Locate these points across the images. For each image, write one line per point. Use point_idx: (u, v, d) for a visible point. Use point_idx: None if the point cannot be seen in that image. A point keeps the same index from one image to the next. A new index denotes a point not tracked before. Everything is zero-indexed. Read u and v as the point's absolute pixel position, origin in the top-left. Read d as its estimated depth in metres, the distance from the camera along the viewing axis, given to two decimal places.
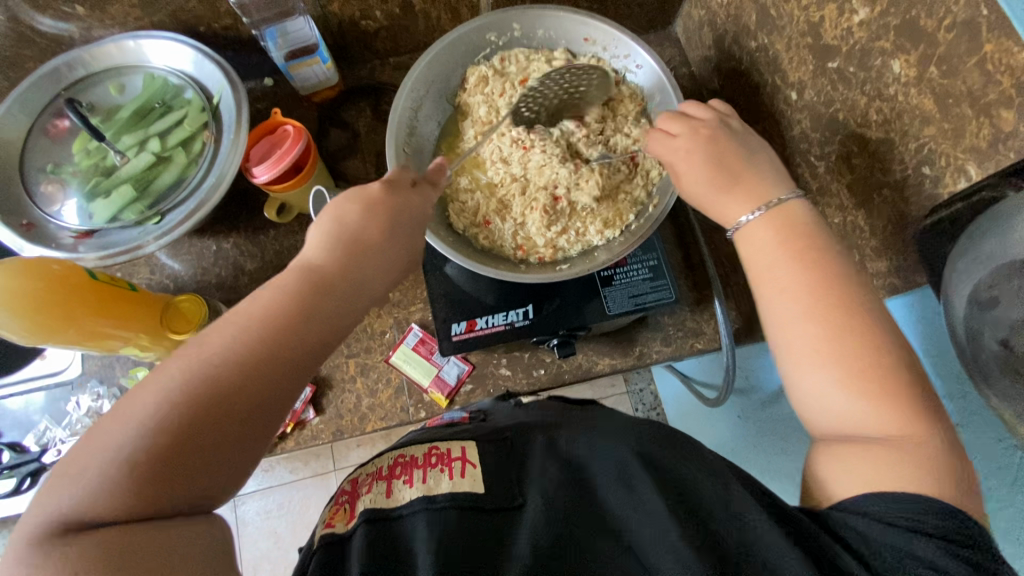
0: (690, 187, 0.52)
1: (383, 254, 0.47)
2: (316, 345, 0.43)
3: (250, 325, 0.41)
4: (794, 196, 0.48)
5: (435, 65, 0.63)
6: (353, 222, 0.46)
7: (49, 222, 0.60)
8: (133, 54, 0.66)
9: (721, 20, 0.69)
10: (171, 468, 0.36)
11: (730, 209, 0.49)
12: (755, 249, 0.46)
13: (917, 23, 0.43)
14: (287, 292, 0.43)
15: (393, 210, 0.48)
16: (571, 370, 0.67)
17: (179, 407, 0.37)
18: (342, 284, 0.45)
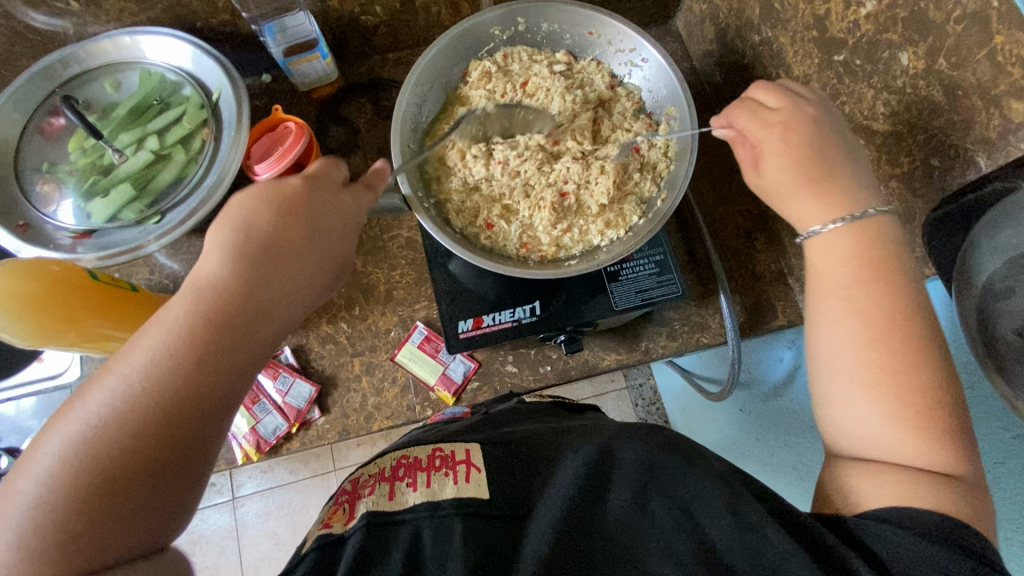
0: (771, 177, 0.48)
1: (300, 260, 0.45)
2: (234, 363, 0.41)
3: (150, 357, 0.39)
4: (881, 213, 0.44)
5: (438, 60, 0.63)
6: (265, 228, 0.44)
7: (46, 222, 0.59)
8: (129, 50, 0.65)
9: (723, 13, 0.68)
10: (97, 504, 0.35)
11: (807, 214, 0.46)
12: (833, 262, 0.44)
13: (925, 15, 0.43)
14: (190, 310, 0.40)
15: (311, 211, 0.46)
16: (578, 366, 0.67)
17: (90, 446, 0.36)
18: (257, 295, 0.42)
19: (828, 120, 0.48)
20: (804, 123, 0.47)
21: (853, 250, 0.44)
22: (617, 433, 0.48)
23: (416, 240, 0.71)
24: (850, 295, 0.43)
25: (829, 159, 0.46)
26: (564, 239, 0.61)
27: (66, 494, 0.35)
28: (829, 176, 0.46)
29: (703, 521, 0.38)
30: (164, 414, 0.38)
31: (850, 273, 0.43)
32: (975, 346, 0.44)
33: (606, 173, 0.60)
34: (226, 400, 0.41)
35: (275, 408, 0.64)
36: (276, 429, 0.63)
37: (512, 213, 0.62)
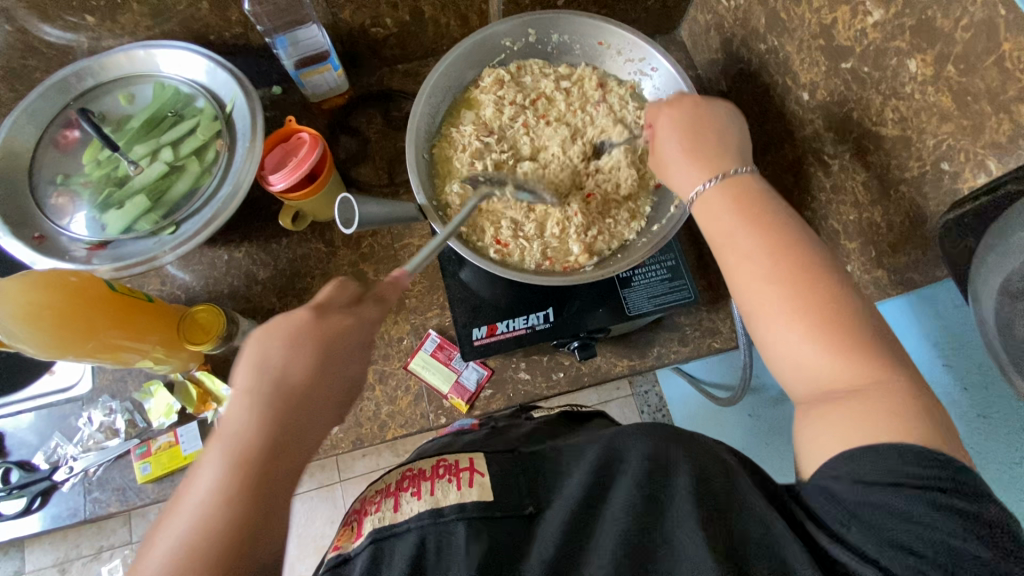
0: (665, 144, 0.52)
1: (323, 389, 0.43)
2: (271, 500, 0.39)
3: (187, 524, 0.37)
4: (748, 171, 0.48)
5: (452, 70, 0.63)
6: (280, 367, 0.42)
7: (61, 233, 0.59)
8: (143, 64, 0.66)
9: (728, 23, 0.70)
10: None
11: (692, 179, 0.49)
12: (715, 219, 0.47)
13: (932, 23, 0.44)
14: (223, 468, 0.38)
15: (324, 340, 0.43)
16: (590, 372, 0.67)
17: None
18: (281, 433, 0.40)
19: (709, 107, 0.52)
20: (677, 108, 0.53)
21: (736, 209, 0.46)
22: (617, 433, 0.47)
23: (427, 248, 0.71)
24: (760, 250, 0.43)
25: (704, 135, 0.50)
26: (591, 247, 0.60)
27: None
28: (705, 142, 0.50)
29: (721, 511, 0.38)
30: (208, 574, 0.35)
31: (733, 232, 0.45)
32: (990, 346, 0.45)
33: (623, 178, 0.61)
34: (268, 556, 0.38)
35: None
36: None
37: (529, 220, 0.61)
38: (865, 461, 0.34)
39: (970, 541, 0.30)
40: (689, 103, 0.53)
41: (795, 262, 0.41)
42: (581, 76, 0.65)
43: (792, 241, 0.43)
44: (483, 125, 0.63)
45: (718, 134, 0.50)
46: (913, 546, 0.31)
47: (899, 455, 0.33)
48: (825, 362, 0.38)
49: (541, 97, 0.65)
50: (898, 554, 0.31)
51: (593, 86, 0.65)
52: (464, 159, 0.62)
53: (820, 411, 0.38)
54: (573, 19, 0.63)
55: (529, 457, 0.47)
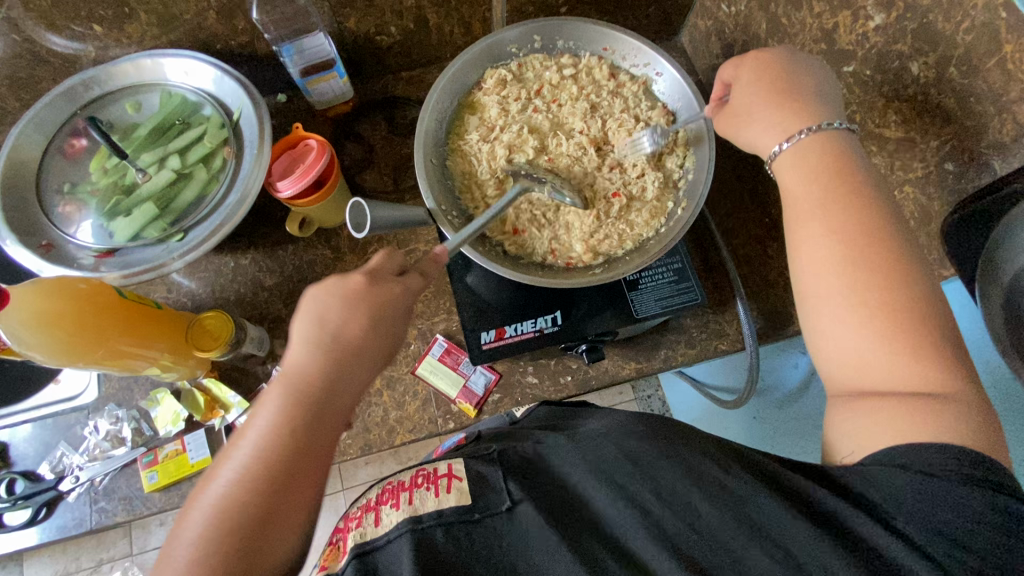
0: (744, 98, 0.50)
1: (376, 339, 0.44)
2: (317, 437, 0.41)
3: (248, 452, 0.39)
4: (848, 128, 0.47)
5: (458, 76, 0.64)
6: (337, 318, 0.43)
7: (68, 241, 0.59)
8: (149, 72, 0.66)
9: (729, 29, 0.70)
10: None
11: (769, 139, 0.49)
12: (802, 176, 0.46)
13: (934, 27, 0.45)
14: (280, 403, 0.41)
15: (388, 296, 0.44)
16: (598, 375, 0.68)
17: (206, 543, 0.36)
18: (331, 377, 0.42)
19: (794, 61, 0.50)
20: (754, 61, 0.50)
21: (819, 170, 0.45)
22: (601, 433, 0.46)
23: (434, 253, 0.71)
24: (845, 219, 0.42)
25: (800, 85, 0.48)
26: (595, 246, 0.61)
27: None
28: (790, 97, 0.48)
29: (695, 503, 0.38)
30: (258, 499, 0.38)
31: (822, 197, 0.44)
32: (1000, 343, 0.45)
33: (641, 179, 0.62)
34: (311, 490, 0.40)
35: None
36: None
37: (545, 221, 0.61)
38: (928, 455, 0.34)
39: (1005, 520, 0.32)
40: (777, 54, 0.50)
41: (875, 251, 0.40)
42: (584, 77, 0.66)
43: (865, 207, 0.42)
44: (489, 128, 0.64)
45: (804, 90, 0.48)
46: (967, 541, 0.32)
47: (940, 452, 0.34)
48: (882, 351, 0.38)
49: (546, 101, 0.65)
50: (945, 546, 0.32)
51: (599, 87, 0.65)
52: (485, 166, 0.63)
53: (850, 402, 0.40)
54: (578, 23, 0.63)
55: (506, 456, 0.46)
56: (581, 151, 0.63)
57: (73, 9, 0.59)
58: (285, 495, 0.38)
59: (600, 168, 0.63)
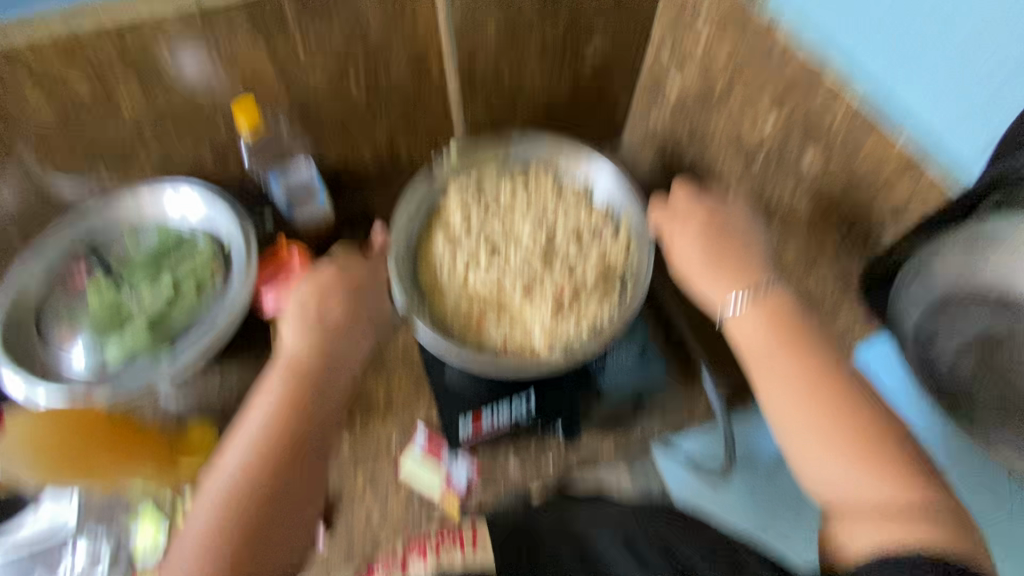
0: (684, 259, 0.61)
1: (354, 329, 0.60)
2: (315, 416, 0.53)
3: (270, 421, 0.51)
4: (777, 280, 0.56)
5: (424, 192, 0.72)
6: (319, 316, 0.59)
7: (62, 365, 0.63)
8: (148, 204, 0.73)
9: (659, 134, 0.82)
10: (245, 542, 0.47)
11: (718, 295, 0.57)
12: (746, 334, 0.54)
13: (815, 126, 0.54)
14: (282, 383, 0.54)
15: (363, 288, 0.64)
16: (578, 457, 0.69)
17: (246, 483, 0.48)
18: (321, 358, 0.56)
19: (724, 219, 0.61)
20: (697, 222, 0.61)
21: (764, 322, 0.54)
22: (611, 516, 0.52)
23: (411, 350, 0.76)
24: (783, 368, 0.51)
25: (731, 248, 0.58)
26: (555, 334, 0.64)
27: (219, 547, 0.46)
28: (729, 257, 0.58)
29: None
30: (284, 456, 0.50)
31: (771, 339, 0.53)
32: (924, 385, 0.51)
33: (587, 268, 0.68)
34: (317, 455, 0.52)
35: None
36: None
37: (504, 314, 0.66)
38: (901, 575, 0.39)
39: None
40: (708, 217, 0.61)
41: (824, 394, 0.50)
42: (534, 183, 0.74)
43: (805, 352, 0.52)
44: (454, 236, 0.71)
45: (739, 251, 0.58)
46: None
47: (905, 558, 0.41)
48: (843, 475, 0.47)
49: (502, 204, 0.73)
50: None
51: (548, 189, 0.74)
52: (446, 271, 0.68)
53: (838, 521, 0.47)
54: (529, 144, 0.75)
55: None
56: (537, 245, 0.70)
57: (84, 159, 0.68)
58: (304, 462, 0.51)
59: (558, 262, 0.69)
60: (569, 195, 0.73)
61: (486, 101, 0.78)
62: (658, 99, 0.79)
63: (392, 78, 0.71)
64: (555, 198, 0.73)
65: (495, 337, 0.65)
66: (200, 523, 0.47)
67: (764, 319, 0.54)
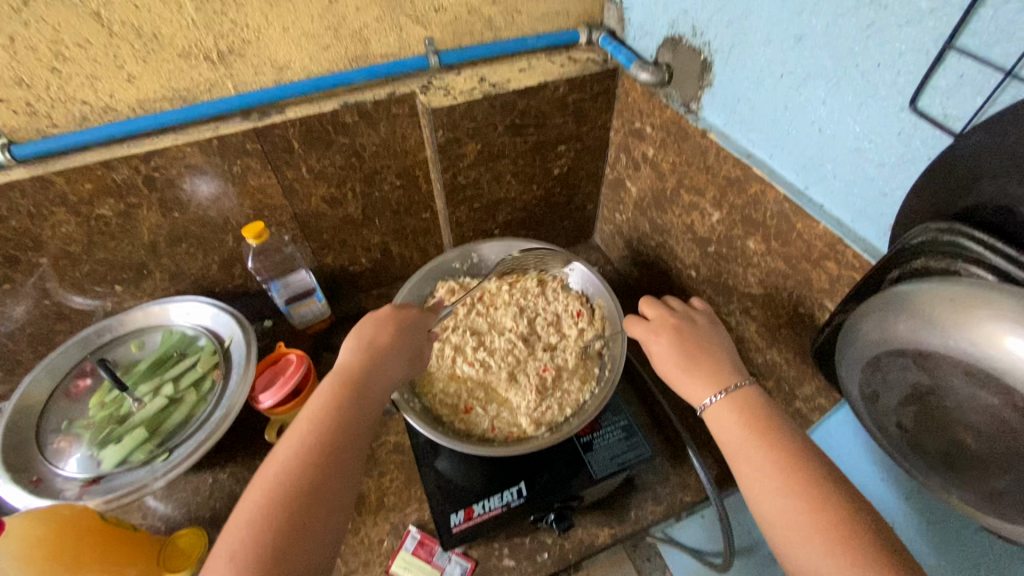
0: (660, 360, 0.59)
1: (401, 349, 0.61)
2: (360, 425, 0.53)
3: (318, 421, 0.51)
4: (748, 382, 0.54)
5: (414, 290, 0.78)
6: (371, 334, 0.60)
7: (56, 474, 0.63)
8: (156, 316, 0.79)
9: (626, 230, 0.91)
10: (294, 521, 0.45)
11: (698, 391, 0.55)
12: (724, 426, 0.51)
13: (752, 218, 0.62)
14: (331, 388, 0.54)
15: (413, 313, 0.65)
16: (573, 547, 0.68)
17: (296, 472, 0.47)
18: (371, 371, 0.57)
19: (691, 327, 0.60)
20: (668, 332, 0.60)
21: (744, 422, 0.51)
22: None
23: (403, 443, 0.77)
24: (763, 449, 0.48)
25: (704, 352, 0.57)
26: (541, 419, 0.67)
27: (269, 521, 0.44)
28: (703, 360, 0.56)
29: None
30: (332, 453, 0.49)
31: (748, 440, 0.49)
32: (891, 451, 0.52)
33: (566, 353, 0.73)
34: (360, 459, 0.51)
35: None
36: None
37: (492, 401, 0.70)
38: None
39: None
40: (670, 314, 0.63)
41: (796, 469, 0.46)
42: (517, 278, 0.81)
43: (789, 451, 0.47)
44: (442, 329, 0.76)
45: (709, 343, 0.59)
46: None
47: None
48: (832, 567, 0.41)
49: (486, 299, 0.79)
50: None
51: (526, 284, 0.80)
52: (436, 361, 0.73)
53: None
54: (506, 244, 0.82)
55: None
56: (518, 334, 0.75)
57: (103, 275, 0.74)
58: (349, 459, 0.50)
59: (540, 349, 0.73)
60: (544, 288, 0.80)
61: (467, 203, 0.85)
62: (622, 198, 0.88)
63: (384, 192, 0.81)
64: (533, 291, 0.80)
65: (482, 425, 0.68)
66: (250, 503, 0.46)
67: (739, 408, 0.52)
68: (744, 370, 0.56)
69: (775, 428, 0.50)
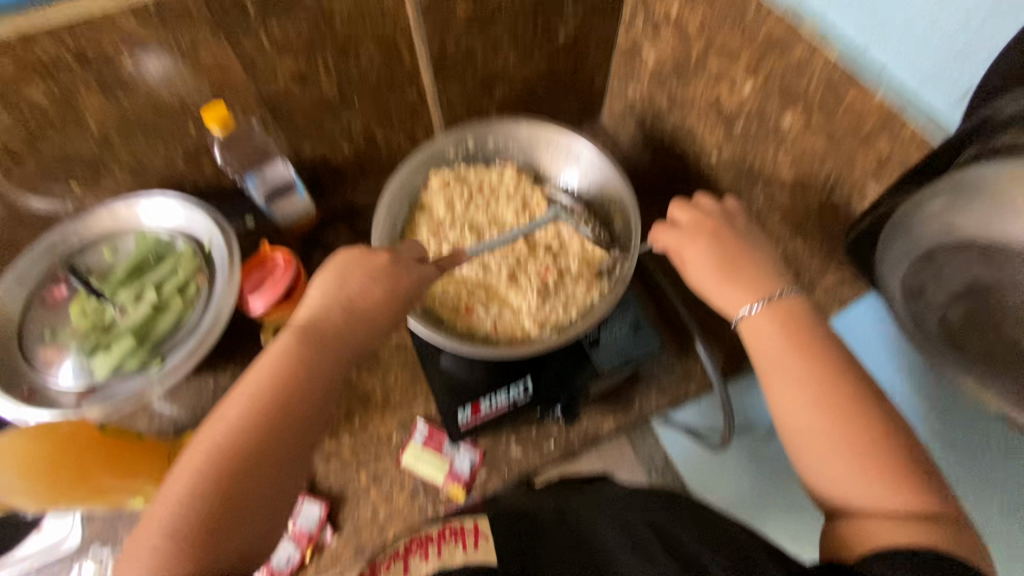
0: (695, 273, 0.55)
1: (381, 305, 0.52)
2: (316, 392, 0.47)
3: (267, 380, 0.46)
4: (791, 291, 0.51)
5: (406, 182, 0.71)
6: (350, 284, 0.52)
7: (49, 386, 0.62)
8: (126, 218, 0.72)
9: (639, 107, 0.80)
10: (227, 494, 0.42)
11: (734, 302, 0.52)
12: (760, 338, 0.49)
13: (793, 88, 0.53)
14: (288, 346, 0.48)
15: (402, 258, 0.55)
16: (579, 436, 0.69)
17: (234, 438, 0.43)
18: (337, 331, 0.50)
19: (731, 231, 0.55)
20: (707, 236, 0.55)
21: (787, 334, 0.48)
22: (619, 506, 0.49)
23: (405, 342, 0.75)
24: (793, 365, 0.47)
25: (739, 257, 0.53)
26: (544, 319, 0.65)
27: (203, 490, 0.42)
28: (737, 265, 0.53)
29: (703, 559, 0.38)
30: (278, 421, 0.45)
31: (789, 353, 0.47)
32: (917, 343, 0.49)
33: (570, 250, 0.69)
34: (313, 429, 0.47)
35: (287, 536, 0.63)
36: (289, 559, 0.63)
37: (492, 301, 0.67)
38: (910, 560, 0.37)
39: None
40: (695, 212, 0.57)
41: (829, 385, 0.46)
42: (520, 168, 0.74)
43: (830, 369, 0.46)
44: (438, 227, 0.71)
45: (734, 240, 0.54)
46: None
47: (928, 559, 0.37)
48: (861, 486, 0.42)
49: (485, 192, 0.73)
50: None
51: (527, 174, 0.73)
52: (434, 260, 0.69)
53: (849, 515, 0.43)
54: (507, 127, 0.72)
55: (523, 521, 0.46)
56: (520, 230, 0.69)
57: (53, 173, 0.66)
58: (297, 430, 0.45)
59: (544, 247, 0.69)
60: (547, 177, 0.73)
61: (458, 77, 0.75)
62: (636, 68, 0.77)
63: (363, 68, 0.69)
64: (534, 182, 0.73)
65: (484, 325, 0.65)
66: (187, 467, 0.43)
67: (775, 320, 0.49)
68: (784, 275, 0.53)
69: (812, 341, 0.48)
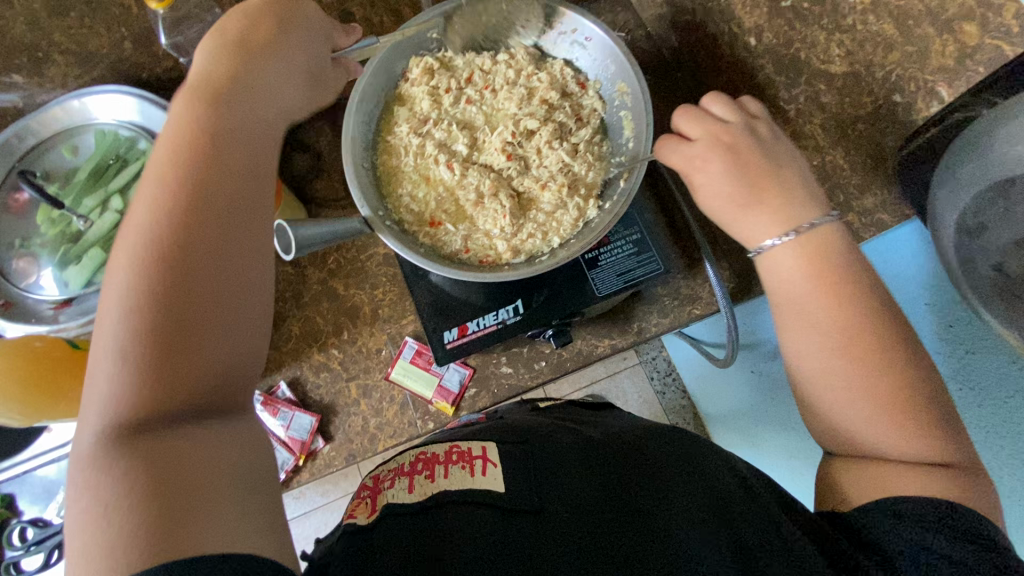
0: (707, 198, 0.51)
1: (279, 73, 0.47)
2: (243, 182, 0.43)
3: (180, 170, 0.40)
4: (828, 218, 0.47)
5: (380, 69, 0.60)
6: (230, 50, 0.46)
7: (25, 296, 0.60)
8: (80, 113, 0.64)
9: None
10: (189, 286, 0.38)
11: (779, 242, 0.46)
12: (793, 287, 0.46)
13: None
14: (181, 130, 0.42)
15: (288, 15, 0.49)
16: (572, 356, 0.67)
17: (167, 227, 0.39)
18: (240, 106, 0.44)
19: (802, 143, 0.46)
20: (723, 154, 0.49)
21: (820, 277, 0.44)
22: (626, 439, 0.49)
23: (393, 255, 0.70)
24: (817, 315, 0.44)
25: None
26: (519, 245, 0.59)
27: (143, 301, 0.37)
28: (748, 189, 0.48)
29: (741, 526, 0.37)
30: (214, 202, 0.40)
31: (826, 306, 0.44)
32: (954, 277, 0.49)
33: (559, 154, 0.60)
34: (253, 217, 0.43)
35: (280, 443, 0.65)
36: (284, 463, 0.65)
37: (461, 219, 0.60)
38: (913, 510, 0.36)
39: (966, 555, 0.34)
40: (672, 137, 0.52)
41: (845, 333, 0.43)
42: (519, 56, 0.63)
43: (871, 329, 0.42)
44: (421, 121, 0.61)
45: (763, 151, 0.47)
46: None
47: (915, 511, 0.36)
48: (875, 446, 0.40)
49: (475, 85, 0.63)
50: None
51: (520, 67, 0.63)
52: (413, 160, 0.61)
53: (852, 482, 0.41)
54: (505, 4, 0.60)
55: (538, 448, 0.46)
56: (515, 129, 0.61)
57: None
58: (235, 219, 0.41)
59: (546, 145, 0.60)
60: (549, 68, 0.63)
61: None
62: None
63: None
64: (526, 74, 0.62)
65: (457, 243, 0.59)
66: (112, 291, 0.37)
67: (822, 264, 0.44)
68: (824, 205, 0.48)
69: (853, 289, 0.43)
